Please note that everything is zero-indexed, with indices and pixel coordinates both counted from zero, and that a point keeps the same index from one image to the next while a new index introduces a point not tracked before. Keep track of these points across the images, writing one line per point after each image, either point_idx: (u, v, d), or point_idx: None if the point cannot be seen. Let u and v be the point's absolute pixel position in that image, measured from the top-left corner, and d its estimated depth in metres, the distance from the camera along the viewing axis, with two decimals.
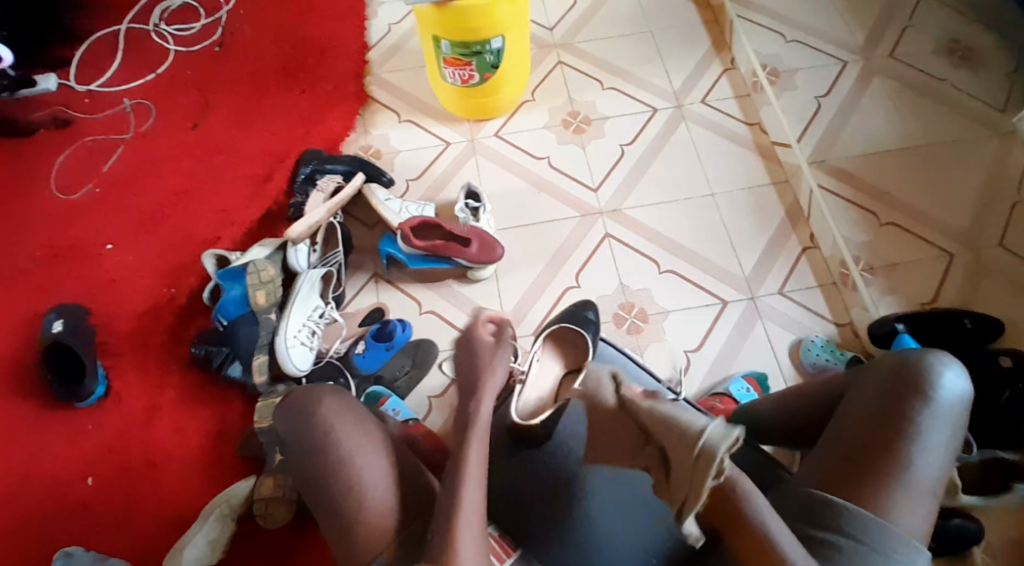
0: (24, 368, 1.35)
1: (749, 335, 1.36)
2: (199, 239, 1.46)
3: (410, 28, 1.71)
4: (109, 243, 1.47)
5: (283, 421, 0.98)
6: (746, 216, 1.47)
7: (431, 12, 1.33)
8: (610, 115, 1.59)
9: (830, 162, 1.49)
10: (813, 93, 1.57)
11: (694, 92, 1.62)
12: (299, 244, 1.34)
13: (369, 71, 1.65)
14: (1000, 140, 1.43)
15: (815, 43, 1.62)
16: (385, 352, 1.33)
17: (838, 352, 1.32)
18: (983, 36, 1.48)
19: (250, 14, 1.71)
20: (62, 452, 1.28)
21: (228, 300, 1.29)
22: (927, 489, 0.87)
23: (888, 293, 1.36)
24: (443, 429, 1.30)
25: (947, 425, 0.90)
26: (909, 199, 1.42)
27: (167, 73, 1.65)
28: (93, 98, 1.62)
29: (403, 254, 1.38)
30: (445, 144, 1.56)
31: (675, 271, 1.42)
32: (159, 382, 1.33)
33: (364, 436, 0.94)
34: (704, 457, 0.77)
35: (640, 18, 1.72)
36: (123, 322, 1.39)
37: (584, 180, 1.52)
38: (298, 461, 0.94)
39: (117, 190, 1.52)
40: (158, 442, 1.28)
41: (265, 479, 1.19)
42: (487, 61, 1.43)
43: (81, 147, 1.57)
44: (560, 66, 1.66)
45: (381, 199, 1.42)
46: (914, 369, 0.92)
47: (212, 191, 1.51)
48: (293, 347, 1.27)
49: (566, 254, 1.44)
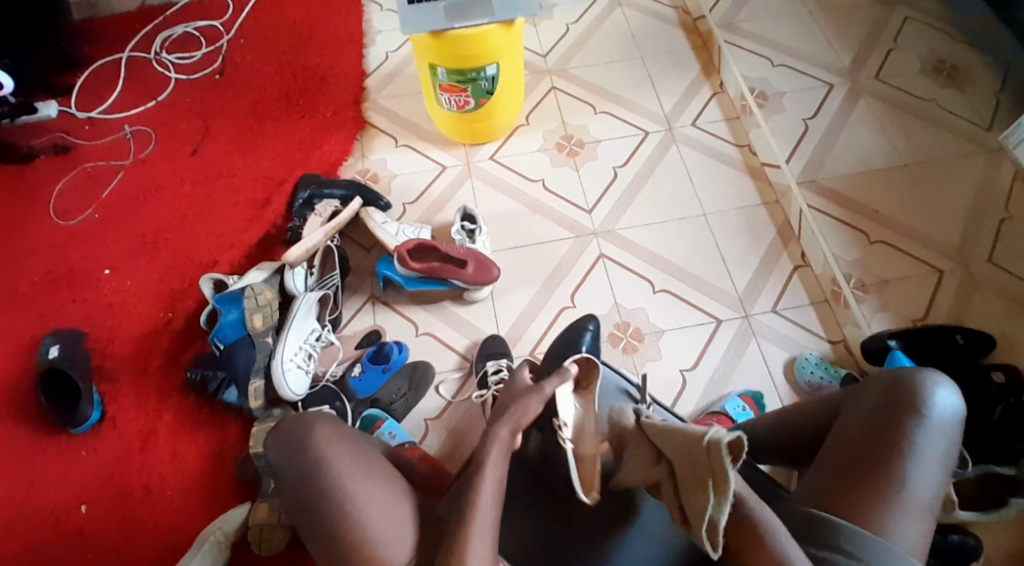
0: (21, 393, 1.34)
1: (744, 353, 1.37)
2: (197, 263, 1.47)
3: (407, 55, 1.74)
4: (107, 267, 1.47)
5: (276, 449, 0.94)
6: (739, 236, 1.49)
7: (427, 40, 1.36)
8: (602, 138, 1.62)
9: (820, 181, 1.51)
10: (802, 115, 1.60)
11: (685, 116, 1.65)
12: (296, 267, 1.35)
13: (366, 97, 1.68)
14: (987, 157, 1.45)
15: (803, 67, 1.65)
16: (381, 374, 1.33)
17: (832, 369, 1.33)
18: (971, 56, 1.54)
19: (250, 43, 1.75)
20: (58, 478, 1.27)
21: (226, 323, 1.28)
22: (921, 506, 0.86)
23: (881, 310, 1.37)
24: (440, 452, 1.29)
25: (941, 443, 0.89)
26: (899, 218, 1.45)
27: (167, 100, 1.67)
28: (94, 125, 1.64)
29: (399, 276, 1.39)
30: (441, 168, 1.58)
31: (670, 290, 1.43)
32: (156, 406, 1.33)
33: (357, 460, 0.92)
34: (713, 454, 0.78)
35: (632, 44, 1.75)
36: (121, 346, 1.39)
37: (578, 202, 1.53)
38: (291, 489, 0.91)
39: (116, 215, 1.53)
40: (155, 468, 1.28)
41: (261, 504, 1.19)
42: (482, 87, 1.46)
43: (80, 172, 1.58)
44: (554, 91, 1.69)
45: (379, 221, 1.43)
46: (906, 387, 0.92)
47: (210, 215, 1.52)
48: (289, 370, 1.27)
49: (561, 276, 1.45)
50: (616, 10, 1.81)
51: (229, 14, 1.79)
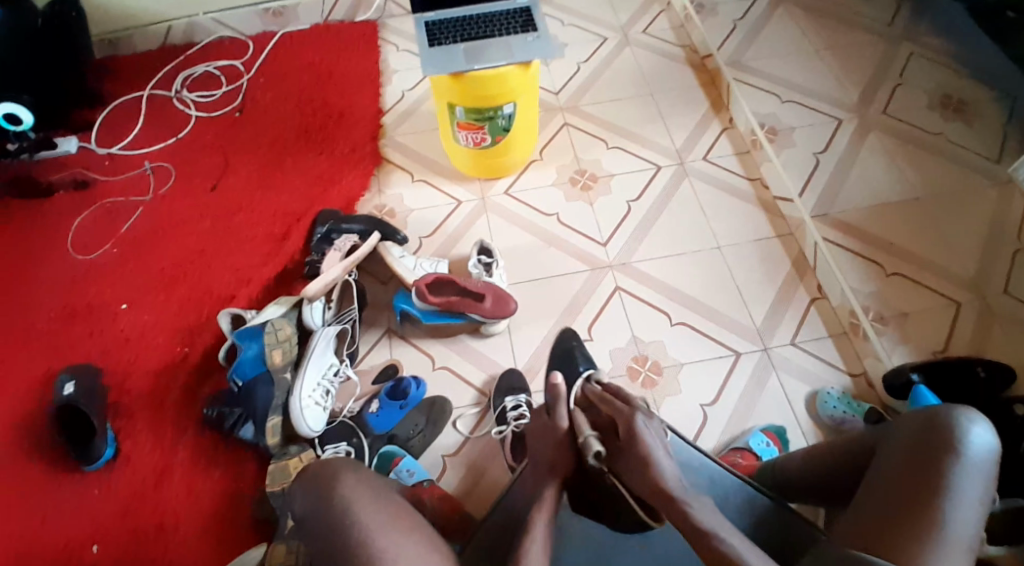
0: (35, 429, 1.33)
1: (765, 388, 1.36)
2: (215, 297, 1.47)
3: (423, 93, 1.76)
4: (125, 301, 1.47)
5: (303, 499, 0.92)
6: (756, 269, 1.49)
7: (446, 81, 1.38)
8: (616, 173, 1.63)
9: (833, 214, 1.52)
10: (813, 150, 1.61)
11: (696, 150, 1.67)
12: (314, 301, 1.35)
13: (383, 134, 1.70)
14: (999, 190, 1.42)
15: (812, 103, 1.68)
16: (399, 410, 1.31)
17: (855, 404, 1.32)
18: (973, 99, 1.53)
19: (269, 82, 1.78)
20: (70, 518, 1.25)
21: (245, 359, 1.29)
22: (962, 545, 0.84)
23: (901, 342, 1.37)
24: (458, 489, 1.27)
25: (979, 482, 0.87)
26: (913, 249, 1.45)
27: (187, 136, 1.69)
28: (113, 161, 1.66)
29: (417, 310, 1.38)
30: (457, 203, 1.59)
31: (687, 323, 1.43)
32: (172, 442, 1.31)
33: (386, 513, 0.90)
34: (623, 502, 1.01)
35: (643, 81, 1.78)
36: (138, 380, 1.38)
37: (593, 235, 1.54)
38: (318, 538, 0.89)
39: (133, 249, 1.53)
40: (170, 506, 1.25)
41: (277, 547, 1.11)
42: (499, 125, 1.47)
43: (99, 207, 1.59)
44: (567, 127, 1.71)
45: (397, 256, 1.44)
46: (940, 426, 0.91)
47: (229, 250, 1.52)
48: (307, 407, 1.26)
49: (577, 309, 1.45)
50: (625, 49, 1.84)
51: (249, 54, 1.83)
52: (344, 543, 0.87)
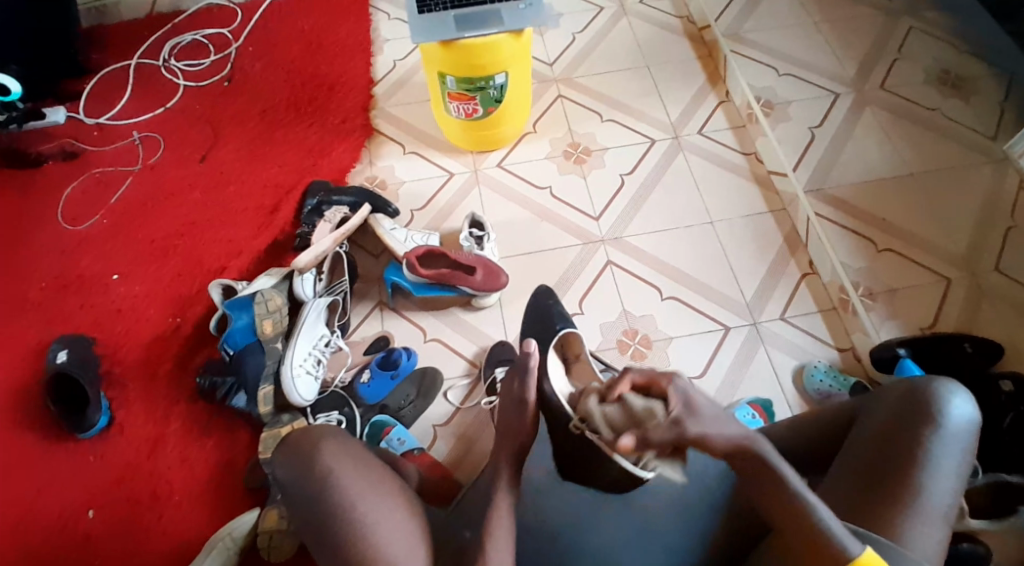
0: (27, 399, 1.34)
1: (754, 359, 1.37)
2: (206, 268, 1.47)
3: (415, 63, 1.74)
4: (116, 272, 1.47)
5: (284, 466, 0.92)
6: (748, 243, 1.50)
7: (437, 50, 1.37)
8: (609, 146, 1.62)
9: (827, 189, 1.52)
10: (809, 124, 1.60)
11: (691, 123, 1.66)
12: (305, 273, 1.35)
13: (375, 105, 1.69)
14: (993, 166, 1.46)
15: (809, 77, 1.65)
16: (390, 380, 1.33)
17: (841, 378, 1.33)
18: (975, 66, 1.54)
19: (259, 50, 1.76)
20: (64, 485, 1.26)
21: (237, 329, 1.31)
22: (939, 514, 0.86)
23: (890, 318, 1.37)
24: (449, 458, 1.28)
25: (957, 453, 0.88)
26: (907, 224, 1.45)
27: (176, 107, 1.68)
28: (103, 131, 1.65)
29: (408, 282, 1.39)
30: (448, 175, 1.58)
31: (678, 298, 1.43)
32: (165, 411, 1.33)
33: (370, 481, 0.91)
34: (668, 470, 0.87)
35: (638, 52, 1.77)
36: (129, 349, 1.39)
37: (585, 210, 1.54)
38: (300, 506, 0.90)
39: (124, 220, 1.53)
40: (162, 473, 1.27)
41: (269, 510, 1.17)
42: (490, 96, 1.47)
43: (89, 177, 1.59)
44: (561, 99, 1.70)
45: (388, 228, 1.44)
46: (922, 398, 0.91)
47: (220, 221, 1.52)
48: (299, 376, 1.27)
49: (567, 283, 1.45)
50: (622, 20, 1.82)
51: (238, 22, 1.81)
52: (328, 513, 0.87)
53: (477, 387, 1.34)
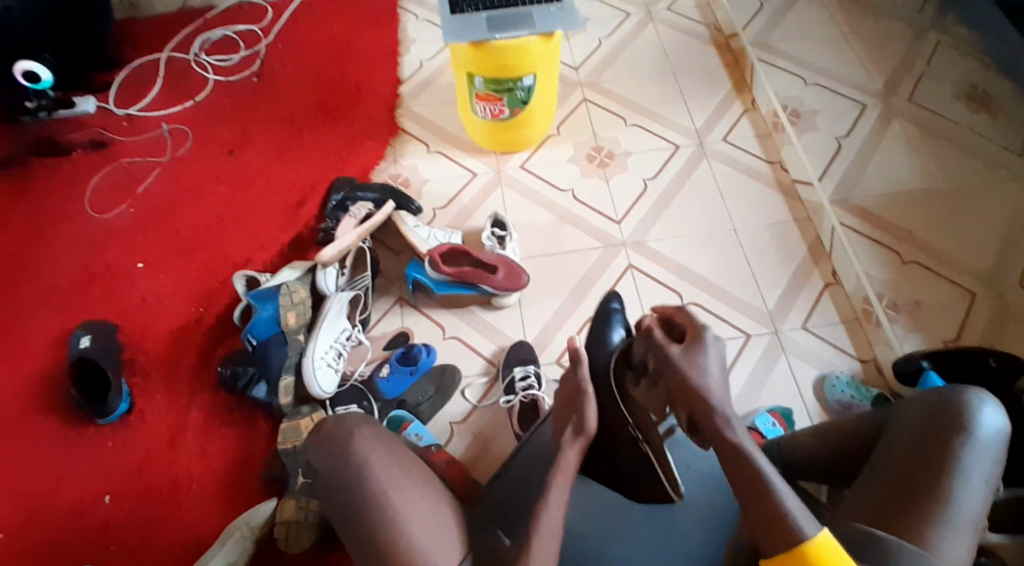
0: (49, 384, 1.35)
1: (775, 368, 1.36)
2: (230, 260, 1.48)
3: (441, 64, 1.75)
4: (141, 261, 1.49)
5: (319, 456, 0.92)
6: (769, 250, 1.49)
7: (467, 50, 1.37)
8: (633, 151, 1.62)
9: (854, 200, 1.50)
10: (836, 133, 1.58)
11: (716, 131, 1.66)
12: (328, 267, 1.36)
13: (400, 104, 1.70)
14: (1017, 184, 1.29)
15: (833, 85, 1.62)
16: (408, 376, 1.33)
17: (863, 389, 1.32)
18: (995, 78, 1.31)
19: (288, 48, 1.78)
20: (86, 469, 1.27)
21: (261, 319, 1.31)
22: (969, 524, 0.84)
23: (913, 330, 1.36)
24: (465, 455, 1.28)
25: (989, 463, 0.87)
26: (932, 239, 1.40)
27: (205, 101, 1.70)
28: (132, 123, 1.67)
29: (429, 279, 1.39)
30: (473, 175, 1.59)
31: (698, 303, 1.43)
32: (186, 401, 1.33)
33: (398, 469, 0.91)
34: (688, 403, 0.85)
35: (663, 60, 1.77)
36: (151, 338, 1.40)
37: (607, 213, 1.54)
38: (328, 495, 0.90)
39: (151, 209, 1.55)
40: (180, 462, 1.28)
41: (287, 501, 1.16)
42: (518, 97, 1.47)
43: (117, 167, 1.61)
44: (585, 103, 1.70)
45: (410, 225, 1.44)
46: (951, 407, 0.91)
47: (246, 214, 1.54)
48: (320, 369, 1.27)
49: (589, 285, 1.45)
50: (648, 26, 1.82)
51: (268, 19, 1.82)
52: (353, 504, 0.88)
53: (495, 386, 1.34)
